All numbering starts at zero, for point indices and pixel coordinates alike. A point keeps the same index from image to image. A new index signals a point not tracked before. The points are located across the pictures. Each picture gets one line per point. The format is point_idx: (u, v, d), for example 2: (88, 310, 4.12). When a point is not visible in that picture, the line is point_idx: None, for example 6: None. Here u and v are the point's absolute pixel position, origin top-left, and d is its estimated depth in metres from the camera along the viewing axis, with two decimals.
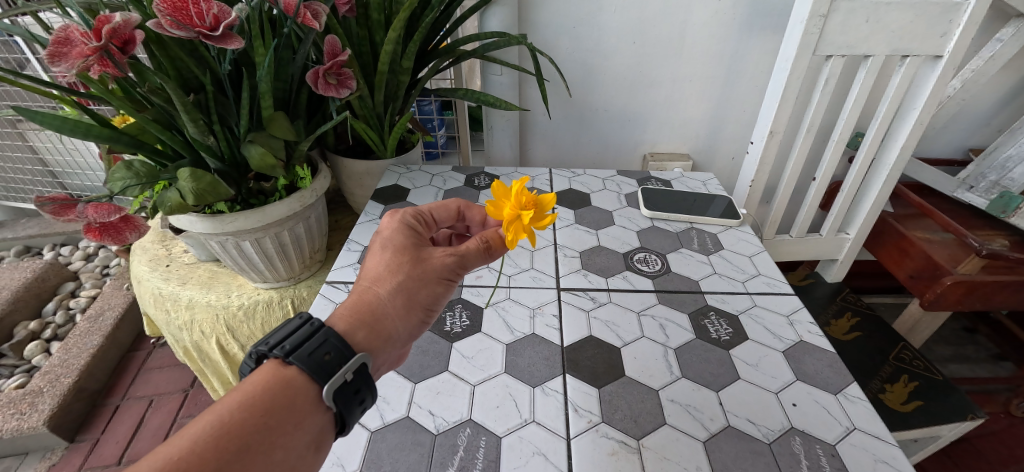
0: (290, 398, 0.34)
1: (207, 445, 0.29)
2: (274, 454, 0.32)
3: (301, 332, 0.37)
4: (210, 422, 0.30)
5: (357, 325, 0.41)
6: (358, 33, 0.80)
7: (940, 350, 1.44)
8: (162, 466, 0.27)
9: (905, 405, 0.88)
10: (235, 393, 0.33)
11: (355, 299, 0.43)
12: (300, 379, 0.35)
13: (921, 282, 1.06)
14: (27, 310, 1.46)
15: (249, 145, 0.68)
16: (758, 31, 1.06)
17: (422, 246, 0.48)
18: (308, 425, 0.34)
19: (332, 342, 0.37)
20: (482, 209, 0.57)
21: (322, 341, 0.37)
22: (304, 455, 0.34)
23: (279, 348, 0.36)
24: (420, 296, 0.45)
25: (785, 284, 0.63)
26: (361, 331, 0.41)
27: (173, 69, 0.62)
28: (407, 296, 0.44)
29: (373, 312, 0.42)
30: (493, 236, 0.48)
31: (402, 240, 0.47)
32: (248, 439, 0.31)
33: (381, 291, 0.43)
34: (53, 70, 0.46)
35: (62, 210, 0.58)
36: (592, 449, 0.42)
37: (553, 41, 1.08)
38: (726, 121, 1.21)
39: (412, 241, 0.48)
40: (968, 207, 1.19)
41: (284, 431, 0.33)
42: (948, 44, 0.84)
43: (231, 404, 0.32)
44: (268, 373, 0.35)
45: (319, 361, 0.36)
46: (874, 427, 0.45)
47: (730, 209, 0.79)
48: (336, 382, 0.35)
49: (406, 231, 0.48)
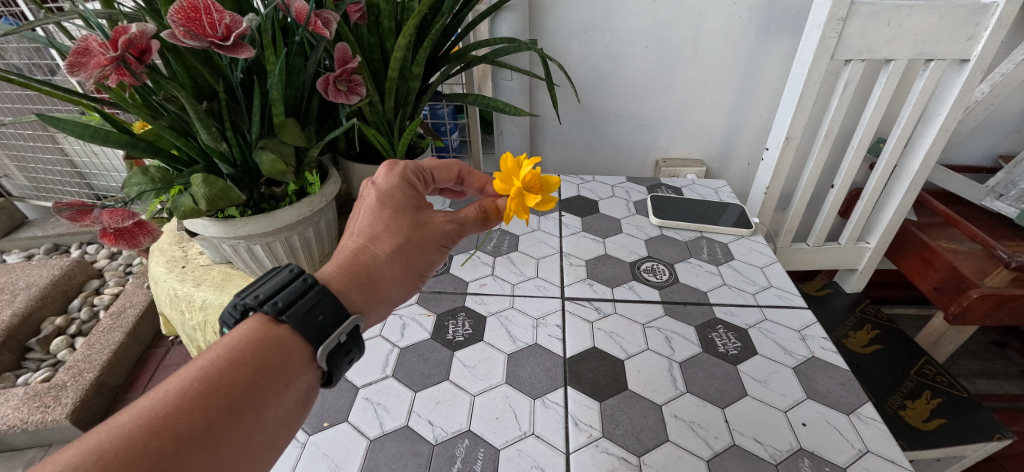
0: (281, 358, 0.34)
1: (195, 402, 0.29)
2: (265, 411, 0.32)
3: (293, 286, 0.37)
4: (197, 379, 0.30)
5: (353, 285, 0.41)
6: (369, 40, 0.81)
7: (966, 365, 1.39)
8: (146, 423, 0.27)
9: (927, 423, 0.85)
10: (222, 350, 0.33)
11: (350, 256, 0.43)
12: (291, 340, 0.35)
13: (946, 295, 1.02)
14: (54, 305, 1.51)
15: (260, 151, 0.69)
16: (774, 35, 1.04)
17: (420, 209, 0.48)
18: (298, 383, 0.35)
19: (327, 303, 0.38)
20: (482, 176, 0.58)
21: (317, 301, 0.37)
22: (293, 413, 0.34)
23: (269, 304, 0.36)
24: (417, 261, 0.46)
25: (797, 298, 0.61)
26: (356, 291, 0.41)
27: (188, 77, 0.64)
28: (405, 260, 0.45)
29: (369, 272, 0.42)
30: (491, 206, 0.51)
31: (401, 200, 0.48)
32: (239, 398, 0.31)
33: (379, 252, 0.44)
34: (74, 79, 0.47)
35: (79, 215, 0.59)
36: (591, 464, 0.42)
37: (564, 46, 1.07)
38: (741, 126, 1.19)
39: (412, 203, 0.48)
40: (998, 217, 1.14)
41: (275, 391, 0.33)
42: (975, 48, 0.81)
43: (218, 361, 0.32)
44: (259, 329, 0.35)
45: (313, 321, 0.36)
46: (888, 451, 0.43)
47: (743, 218, 0.77)
48: (330, 344, 0.36)
49: (407, 190, 0.49)
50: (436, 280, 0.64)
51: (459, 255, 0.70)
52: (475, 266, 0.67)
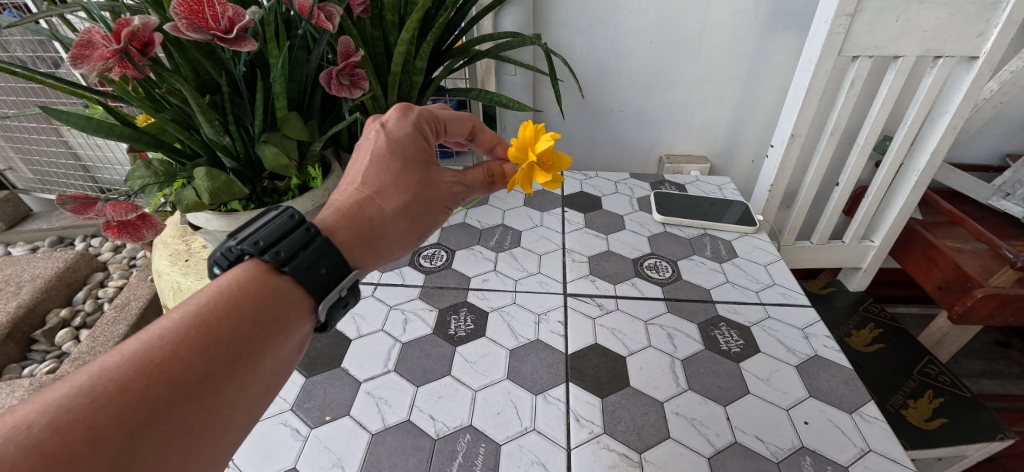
0: (280, 309, 0.33)
1: (193, 350, 0.28)
2: (265, 361, 0.31)
3: (295, 236, 0.36)
4: (195, 325, 0.29)
5: (359, 238, 0.42)
6: (372, 33, 0.80)
7: (968, 364, 1.38)
8: (142, 368, 0.26)
9: (929, 422, 0.85)
10: (219, 296, 0.31)
11: (358, 207, 0.43)
12: (291, 291, 0.35)
13: (950, 294, 1.01)
14: (59, 298, 1.52)
15: (263, 144, 0.69)
16: (780, 31, 1.03)
17: (429, 166, 0.49)
18: (296, 335, 0.34)
19: (330, 257, 0.37)
20: (493, 135, 0.58)
21: (320, 255, 0.37)
22: (289, 364, 0.34)
23: (271, 253, 0.35)
24: (420, 220, 0.48)
25: (801, 296, 0.61)
26: (362, 243, 0.42)
27: (191, 71, 0.63)
28: (409, 219, 0.46)
29: (375, 226, 0.43)
30: (497, 172, 0.54)
31: (411, 152, 0.48)
32: (239, 348, 0.30)
33: (386, 208, 0.44)
34: (76, 72, 0.48)
35: (83, 208, 0.59)
36: (592, 461, 0.42)
37: (568, 41, 1.07)
38: (746, 123, 1.18)
39: (421, 158, 0.48)
40: (1004, 216, 1.13)
41: (274, 342, 0.32)
42: (984, 45, 0.80)
43: (215, 310, 0.30)
44: (257, 277, 0.34)
45: (315, 274, 0.36)
46: (890, 450, 0.43)
47: (747, 215, 0.77)
48: (331, 299, 0.36)
49: (417, 141, 0.48)
50: (438, 275, 0.64)
51: (462, 250, 0.70)
52: (477, 261, 0.67)
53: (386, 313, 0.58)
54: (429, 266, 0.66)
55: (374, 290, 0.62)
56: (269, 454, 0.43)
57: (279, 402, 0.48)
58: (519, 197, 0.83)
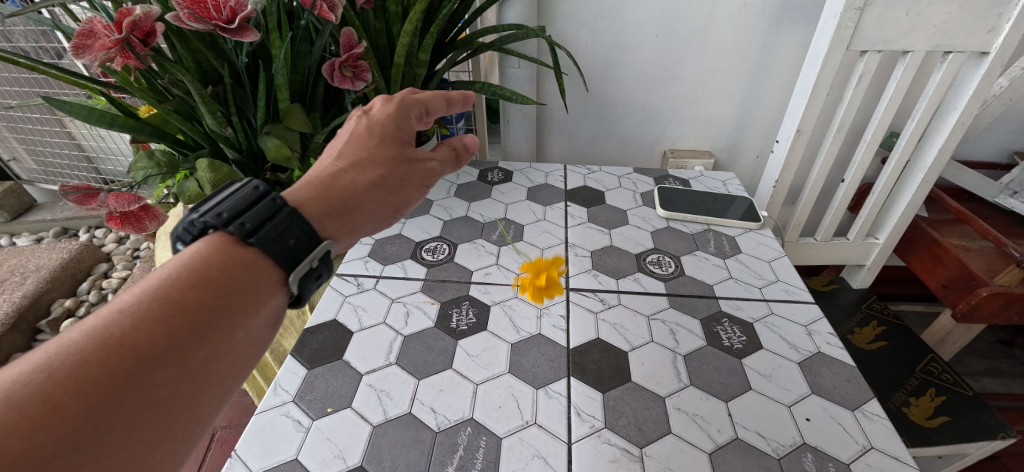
0: (248, 279, 0.33)
1: (157, 321, 0.28)
2: (236, 331, 0.31)
3: (261, 206, 0.36)
4: (159, 297, 0.29)
5: (330, 210, 0.41)
6: (375, 25, 0.79)
7: (971, 363, 1.38)
8: (103, 342, 0.26)
9: (931, 420, 0.85)
10: (184, 268, 0.31)
11: (330, 179, 0.42)
12: (259, 262, 0.34)
13: (955, 292, 1.01)
14: (64, 288, 1.53)
15: (265, 136, 0.69)
16: (788, 25, 1.01)
17: (405, 145, 0.49)
18: (268, 305, 0.34)
19: (299, 228, 0.37)
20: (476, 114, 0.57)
21: (288, 226, 0.36)
22: (264, 335, 0.33)
23: (237, 225, 0.35)
24: (395, 196, 0.46)
25: (805, 292, 0.61)
26: (336, 215, 0.41)
27: (193, 62, 0.63)
28: (383, 193, 0.45)
29: (350, 197, 0.42)
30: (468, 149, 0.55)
31: (388, 131, 0.48)
32: (205, 318, 0.30)
33: (358, 181, 0.43)
34: (78, 62, 0.47)
35: (85, 198, 0.59)
36: (593, 455, 0.42)
37: (573, 34, 1.06)
38: (751, 118, 1.17)
39: (398, 137, 0.48)
40: (1011, 214, 1.12)
41: (244, 312, 0.32)
42: (996, 41, 0.79)
43: (181, 282, 0.30)
44: (223, 250, 0.33)
45: (283, 244, 0.35)
46: (893, 448, 0.42)
47: (752, 211, 0.76)
48: (302, 270, 0.36)
49: (392, 119, 0.49)
50: (440, 268, 0.64)
51: (464, 243, 0.69)
52: (479, 255, 0.67)
53: (388, 306, 0.58)
54: (432, 259, 0.66)
55: (376, 283, 0.62)
56: (271, 446, 0.43)
57: (281, 393, 0.48)
58: (522, 191, 0.82)
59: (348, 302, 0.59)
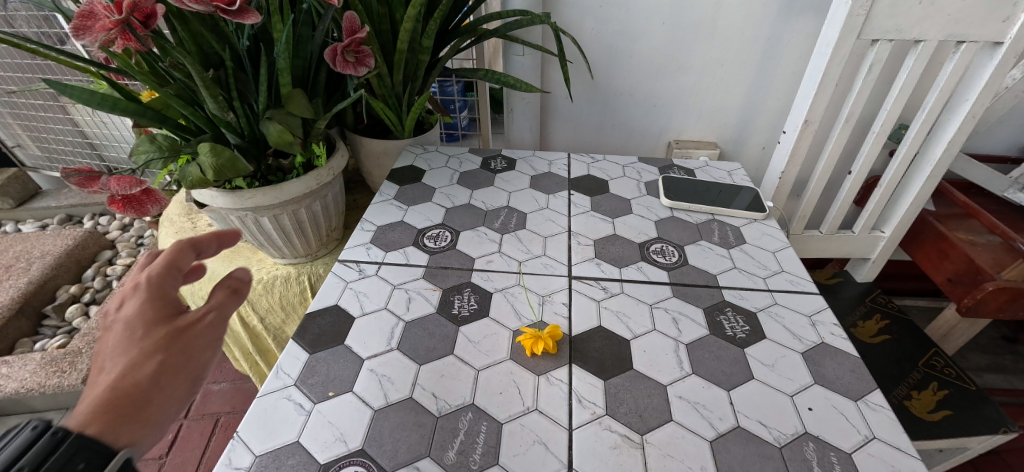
0: None
1: None
2: None
3: (36, 446, 0.26)
4: None
5: (108, 424, 0.29)
6: (377, 9, 0.78)
7: (974, 358, 1.37)
8: None
9: (933, 413, 0.85)
10: None
11: (92, 398, 0.30)
12: None
13: (960, 287, 1.00)
14: (69, 274, 1.54)
15: (267, 121, 0.68)
16: (798, 14, 1.00)
17: (174, 313, 0.37)
18: None
19: (90, 452, 0.27)
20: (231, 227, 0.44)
21: (75, 453, 0.26)
22: None
23: None
24: (195, 363, 0.35)
25: (809, 283, 0.60)
26: (125, 420, 0.30)
27: (194, 45, 0.62)
28: (176, 370, 0.33)
29: (134, 396, 0.31)
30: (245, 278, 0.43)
31: (145, 310, 0.36)
32: None
33: (136, 379, 0.32)
34: (78, 43, 0.47)
35: (87, 181, 0.58)
36: (594, 441, 0.42)
37: (578, 22, 1.04)
38: (758, 109, 1.15)
39: (163, 310, 0.37)
40: (1019, 209, 1.11)
41: None
42: (1010, 30, 0.77)
43: None
44: None
45: None
46: (895, 438, 0.42)
47: (757, 202, 0.75)
48: None
49: (144, 297, 0.36)
50: (442, 255, 0.64)
51: (467, 231, 0.69)
52: (482, 242, 0.66)
53: (390, 292, 0.58)
54: (434, 246, 0.66)
55: (378, 269, 0.62)
56: (273, 428, 0.43)
57: (283, 377, 0.48)
58: (525, 179, 0.82)
59: (350, 288, 0.59)
